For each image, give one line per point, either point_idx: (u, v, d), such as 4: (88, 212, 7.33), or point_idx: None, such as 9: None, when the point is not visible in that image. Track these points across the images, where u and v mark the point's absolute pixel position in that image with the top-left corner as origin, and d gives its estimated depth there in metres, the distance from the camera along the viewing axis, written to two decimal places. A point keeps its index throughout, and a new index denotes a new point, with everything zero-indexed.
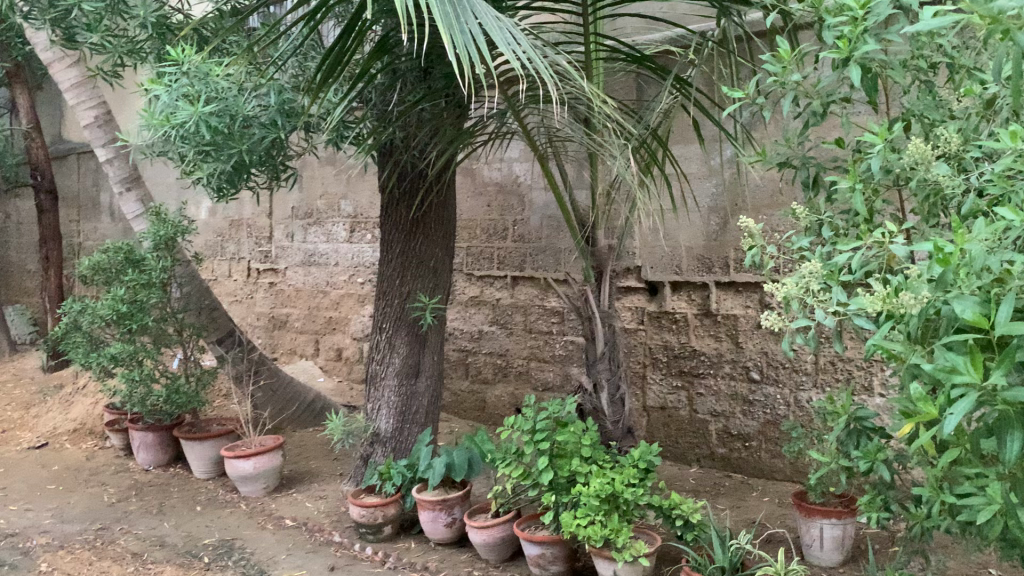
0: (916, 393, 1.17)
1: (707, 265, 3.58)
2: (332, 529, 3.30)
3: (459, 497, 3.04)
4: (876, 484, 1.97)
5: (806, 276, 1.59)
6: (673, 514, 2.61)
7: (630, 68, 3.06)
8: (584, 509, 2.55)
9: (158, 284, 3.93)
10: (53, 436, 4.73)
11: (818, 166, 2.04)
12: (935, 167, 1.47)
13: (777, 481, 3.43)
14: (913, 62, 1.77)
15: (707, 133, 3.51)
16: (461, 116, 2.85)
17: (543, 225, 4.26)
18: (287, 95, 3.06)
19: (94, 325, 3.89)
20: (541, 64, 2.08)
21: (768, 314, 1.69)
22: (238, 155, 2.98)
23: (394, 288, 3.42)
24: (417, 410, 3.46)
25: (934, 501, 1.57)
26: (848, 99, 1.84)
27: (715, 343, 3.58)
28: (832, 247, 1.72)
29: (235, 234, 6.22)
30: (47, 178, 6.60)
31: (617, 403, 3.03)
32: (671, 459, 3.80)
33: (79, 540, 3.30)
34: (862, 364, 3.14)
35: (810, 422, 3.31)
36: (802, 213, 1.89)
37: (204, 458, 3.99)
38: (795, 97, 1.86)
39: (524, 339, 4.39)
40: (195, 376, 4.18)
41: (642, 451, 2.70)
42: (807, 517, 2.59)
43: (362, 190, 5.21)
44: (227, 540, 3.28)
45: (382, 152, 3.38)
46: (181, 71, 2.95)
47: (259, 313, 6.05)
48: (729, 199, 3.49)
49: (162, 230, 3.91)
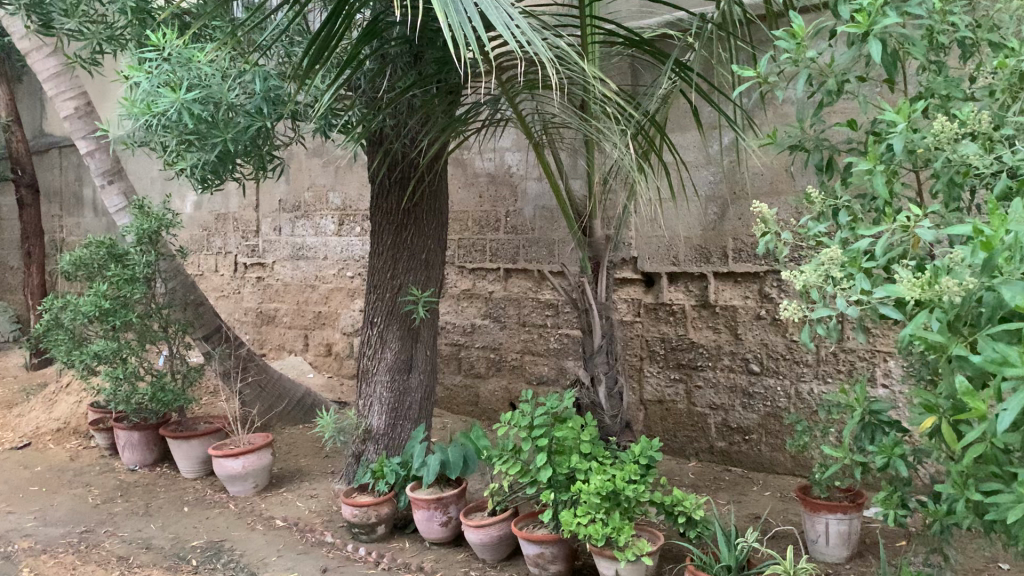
0: (962, 387, 1.14)
1: (705, 256, 3.50)
2: (324, 530, 3.20)
3: (454, 496, 2.95)
4: (893, 480, 1.90)
5: (824, 263, 1.52)
6: (676, 511, 2.54)
7: (628, 53, 2.96)
8: (585, 508, 2.47)
9: (141, 280, 3.82)
10: (36, 436, 4.60)
11: (828, 149, 1.96)
12: (964, 146, 1.44)
13: (778, 474, 3.37)
14: (932, 38, 1.69)
15: (704, 120, 3.43)
16: (453, 103, 2.72)
17: (536, 216, 4.17)
18: (273, 82, 2.92)
19: (75, 322, 3.76)
20: (539, 45, 1.97)
21: (785, 304, 1.61)
22: (222, 144, 2.87)
23: (385, 281, 3.31)
24: (410, 406, 3.36)
25: (959, 498, 1.50)
26: (864, 77, 1.75)
27: (713, 335, 3.51)
28: (849, 233, 1.65)
29: (221, 228, 6.09)
30: (27, 172, 6.42)
31: (615, 397, 2.96)
32: (670, 453, 3.73)
33: (63, 544, 3.19)
34: (865, 355, 3.08)
35: (812, 414, 3.24)
36: (815, 199, 1.80)
37: (191, 457, 3.89)
38: (809, 78, 1.78)
39: (517, 333, 4.30)
40: (182, 374, 4.06)
41: (642, 446, 2.62)
42: (813, 513, 2.53)
43: (351, 181, 5.09)
44: (215, 541, 3.18)
45: (372, 140, 3.28)
46: (163, 56, 2.83)
47: (247, 309, 5.93)
48: (727, 187, 3.42)
49: (147, 224, 3.80)
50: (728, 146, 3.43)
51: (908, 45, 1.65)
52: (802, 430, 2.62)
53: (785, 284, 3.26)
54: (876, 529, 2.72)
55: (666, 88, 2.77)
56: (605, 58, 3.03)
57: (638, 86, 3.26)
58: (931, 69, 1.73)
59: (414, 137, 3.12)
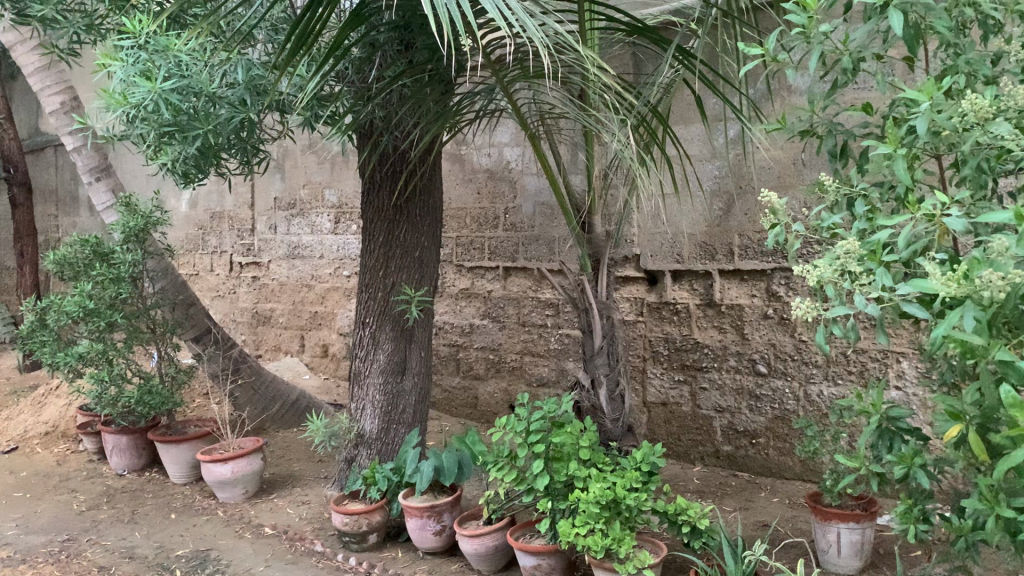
0: (1010, 399, 1.03)
1: (710, 253, 3.37)
2: (314, 538, 3.08)
3: (448, 503, 2.83)
4: (913, 492, 1.74)
5: (840, 257, 1.37)
6: (680, 521, 2.41)
7: (629, 40, 2.81)
8: (583, 517, 2.33)
9: (128, 279, 3.72)
10: (24, 440, 4.50)
11: (843, 134, 1.81)
12: (995, 127, 1.31)
13: (786, 480, 3.23)
14: (956, 11, 1.55)
15: (709, 111, 3.27)
16: (445, 92, 2.59)
17: (536, 212, 4.04)
18: (256, 72, 2.79)
19: (60, 323, 3.65)
20: (531, 26, 1.82)
21: (798, 303, 1.47)
22: (204, 136, 2.75)
23: (377, 280, 3.18)
24: (403, 410, 3.24)
25: (989, 513, 1.37)
26: (881, 55, 1.60)
27: (718, 335, 3.38)
28: (869, 223, 1.50)
29: (216, 227, 5.97)
30: (20, 170, 6.32)
31: (616, 401, 2.82)
32: (673, 457, 3.59)
33: (44, 553, 3.08)
34: (876, 356, 2.95)
35: (821, 417, 3.10)
36: (828, 187, 1.64)
37: (180, 462, 3.77)
38: (821, 57, 1.63)
39: (517, 333, 4.18)
40: (171, 376, 3.94)
41: (644, 452, 2.50)
42: (823, 522, 2.40)
43: (346, 178, 4.98)
44: (201, 551, 3.06)
45: (362, 133, 3.16)
46: (138, 43, 2.72)
47: (242, 309, 5.82)
48: (733, 180, 3.28)
49: (133, 222, 3.70)
50: (734, 138, 3.28)
51: (933, 18, 1.51)
52: (813, 435, 2.49)
53: (795, 282, 3.12)
54: (888, 537, 2.60)
55: (669, 77, 2.63)
56: (605, 45, 2.88)
57: (640, 76, 3.11)
58: (951, 47, 1.60)
59: (406, 129, 3.00)
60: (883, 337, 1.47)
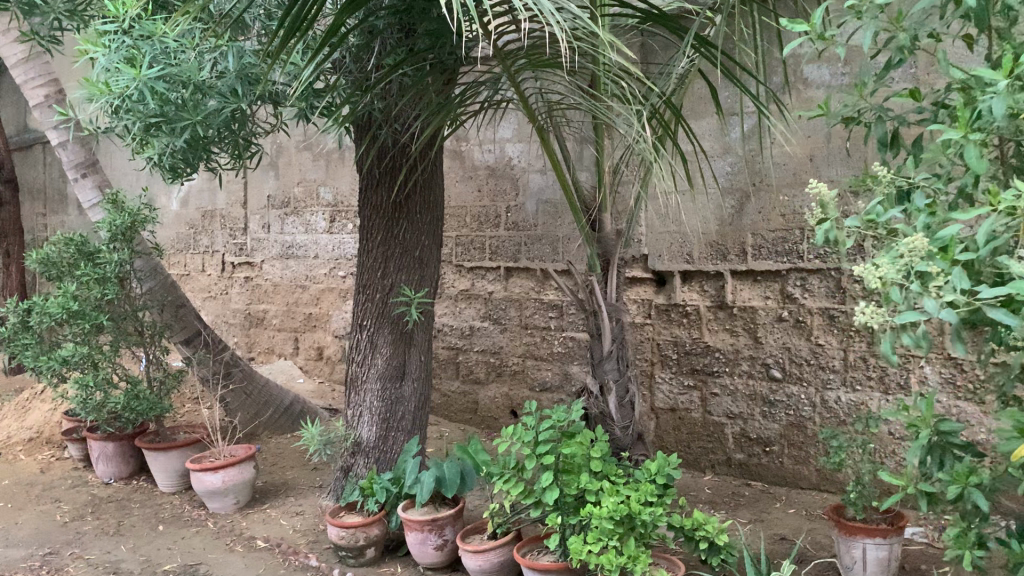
0: None
1: (721, 253, 3.23)
2: (308, 552, 2.92)
3: (451, 516, 2.68)
4: (964, 513, 1.60)
5: (905, 254, 1.27)
6: (696, 536, 2.27)
7: (643, 28, 2.65)
8: (596, 533, 2.18)
9: (114, 279, 3.54)
10: (6, 446, 4.33)
11: (892, 120, 1.67)
12: None
13: (801, 489, 3.10)
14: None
15: (724, 104, 3.14)
16: (448, 82, 2.41)
17: (539, 211, 3.89)
18: (248, 60, 2.64)
19: (43, 325, 3.47)
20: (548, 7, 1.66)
21: (860, 309, 1.32)
22: (191, 128, 2.61)
23: (375, 280, 3.03)
24: (403, 416, 3.08)
25: None
26: (939, 33, 1.46)
27: (730, 338, 3.24)
28: (933, 218, 1.38)
29: (207, 226, 5.81)
30: (6, 167, 6.15)
31: (626, 408, 2.68)
32: (682, 465, 3.45)
33: (23, 568, 2.92)
34: (899, 361, 2.81)
35: (839, 424, 2.97)
36: (882, 177, 1.53)
37: (169, 471, 3.61)
38: (874, 35, 1.48)
39: (519, 335, 4.03)
40: (159, 381, 3.78)
41: (659, 463, 2.37)
42: (848, 537, 2.27)
43: (342, 176, 4.83)
44: (189, 565, 2.91)
45: (358, 126, 3.00)
46: (121, 28, 2.57)
47: (234, 310, 5.65)
48: (747, 176, 3.15)
49: (120, 219, 3.52)
50: (749, 133, 3.14)
51: None
52: (839, 447, 2.35)
53: (810, 284, 3.00)
54: (915, 553, 2.46)
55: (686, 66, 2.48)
56: (618, 32, 2.73)
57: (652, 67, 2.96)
58: (1013, 25, 1.45)
59: (404, 121, 2.84)
60: (959, 348, 1.20)
